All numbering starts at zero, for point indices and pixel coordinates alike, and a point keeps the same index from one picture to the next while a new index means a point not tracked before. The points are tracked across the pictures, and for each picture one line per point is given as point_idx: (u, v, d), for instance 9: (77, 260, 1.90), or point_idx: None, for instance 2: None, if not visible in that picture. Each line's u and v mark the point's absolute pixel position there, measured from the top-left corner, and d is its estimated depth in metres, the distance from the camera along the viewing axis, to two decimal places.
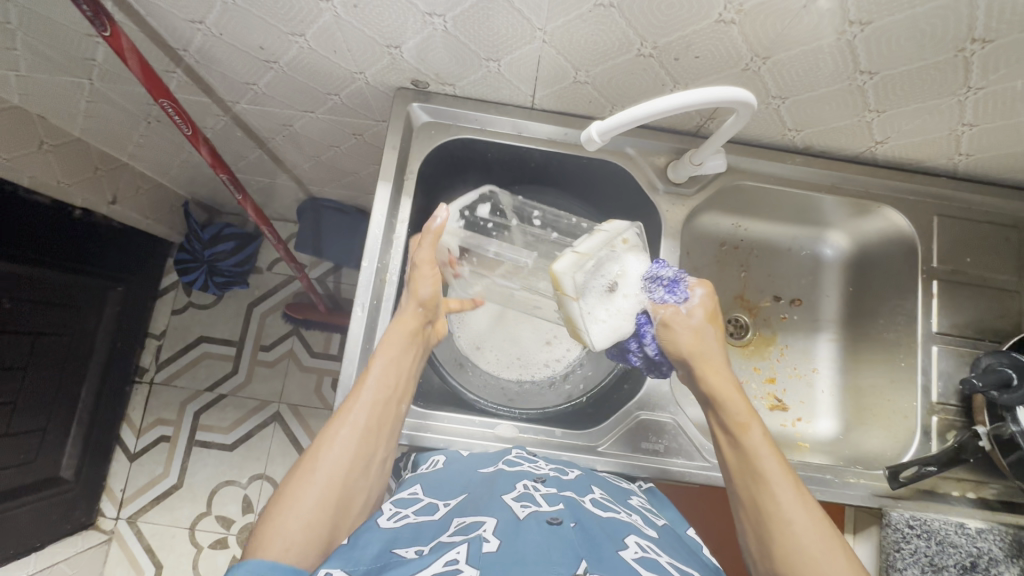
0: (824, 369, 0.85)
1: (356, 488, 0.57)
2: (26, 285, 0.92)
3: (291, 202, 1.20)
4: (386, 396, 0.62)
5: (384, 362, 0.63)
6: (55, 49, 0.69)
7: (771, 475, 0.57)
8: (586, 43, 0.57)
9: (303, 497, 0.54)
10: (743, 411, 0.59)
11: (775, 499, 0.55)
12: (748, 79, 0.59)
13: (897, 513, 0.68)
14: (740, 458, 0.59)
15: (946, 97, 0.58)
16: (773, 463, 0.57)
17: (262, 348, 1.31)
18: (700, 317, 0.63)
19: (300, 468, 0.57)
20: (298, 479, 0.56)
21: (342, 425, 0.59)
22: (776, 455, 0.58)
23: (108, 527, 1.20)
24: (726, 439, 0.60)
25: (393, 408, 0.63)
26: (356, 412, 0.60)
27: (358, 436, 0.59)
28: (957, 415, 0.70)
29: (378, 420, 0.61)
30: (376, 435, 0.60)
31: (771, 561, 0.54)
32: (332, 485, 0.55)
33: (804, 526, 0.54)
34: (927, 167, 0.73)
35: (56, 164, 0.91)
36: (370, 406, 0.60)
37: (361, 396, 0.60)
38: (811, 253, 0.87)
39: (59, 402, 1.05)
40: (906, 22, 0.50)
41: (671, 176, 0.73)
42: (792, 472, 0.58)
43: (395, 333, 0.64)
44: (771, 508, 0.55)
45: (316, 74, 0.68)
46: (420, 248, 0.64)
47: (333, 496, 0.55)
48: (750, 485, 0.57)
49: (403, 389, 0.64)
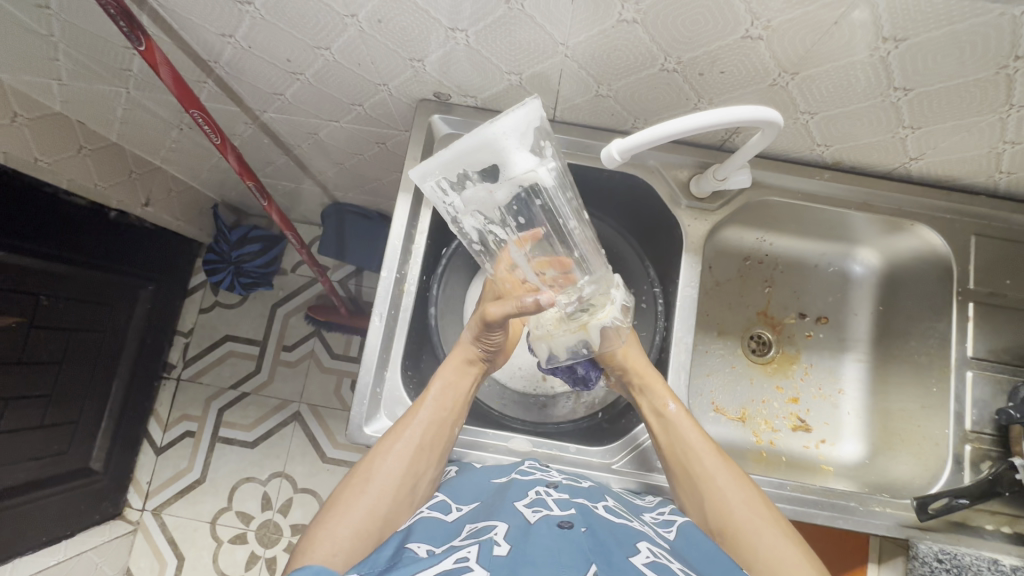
0: (851, 390, 0.83)
1: (405, 504, 0.59)
2: (63, 282, 0.96)
3: (315, 206, 1.22)
4: (443, 416, 0.64)
5: (444, 382, 0.66)
6: (94, 60, 0.72)
7: (697, 448, 0.63)
8: (609, 57, 0.56)
9: (354, 506, 0.57)
10: (664, 392, 0.66)
11: (703, 468, 0.62)
12: (775, 94, 0.58)
13: (925, 545, 0.66)
14: (666, 437, 0.65)
15: (986, 114, 0.56)
16: (698, 439, 0.64)
17: (284, 348, 1.33)
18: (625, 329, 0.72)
19: (354, 477, 0.60)
20: (352, 488, 0.59)
21: (397, 440, 0.61)
22: (700, 431, 0.65)
23: (134, 518, 1.24)
24: (655, 422, 0.66)
25: (449, 431, 0.64)
26: (412, 428, 0.62)
27: (411, 453, 0.61)
28: (991, 445, 0.67)
29: (430, 439, 0.62)
30: (431, 454, 0.62)
31: (709, 524, 0.60)
32: (382, 498, 0.58)
33: (732, 492, 0.60)
34: (965, 185, 0.70)
35: (93, 167, 0.94)
36: (426, 425, 0.62)
37: (420, 412, 0.63)
38: (839, 269, 0.84)
39: (91, 395, 1.09)
40: (944, 39, 0.48)
41: (694, 190, 0.71)
42: (713, 441, 0.64)
43: (456, 358, 0.68)
44: (701, 477, 0.62)
45: (341, 86, 0.69)
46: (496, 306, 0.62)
47: (382, 508, 0.57)
48: (679, 460, 0.63)
49: (458, 411, 0.66)
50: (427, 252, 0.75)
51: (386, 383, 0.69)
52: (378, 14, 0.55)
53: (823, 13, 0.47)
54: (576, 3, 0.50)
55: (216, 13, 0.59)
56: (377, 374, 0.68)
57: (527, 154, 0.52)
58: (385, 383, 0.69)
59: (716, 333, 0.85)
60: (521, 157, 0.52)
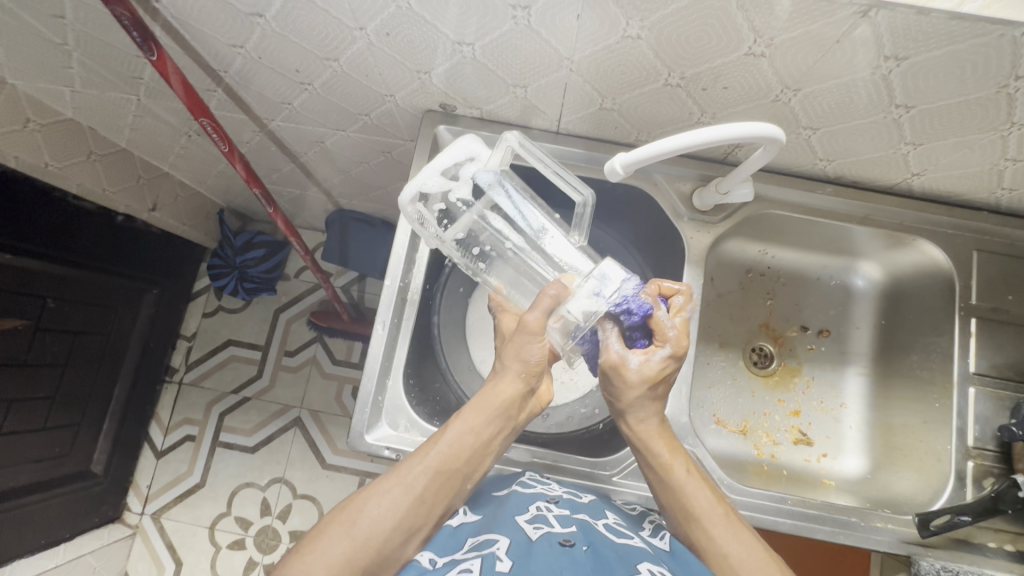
0: (852, 405, 0.83)
1: (389, 558, 0.50)
2: (70, 286, 0.96)
3: (320, 212, 1.23)
4: (453, 466, 0.54)
5: (467, 430, 0.55)
6: (106, 68, 0.73)
7: (699, 509, 0.55)
8: (612, 72, 0.57)
9: (334, 544, 0.48)
10: (667, 450, 0.58)
11: (708, 534, 0.54)
12: (777, 110, 0.59)
13: (926, 562, 0.64)
14: (665, 494, 0.57)
15: (988, 132, 0.56)
16: (701, 496, 0.56)
17: (287, 353, 1.34)
18: (635, 381, 0.56)
19: (343, 510, 0.51)
20: (338, 521, 0.50)
21: (400, 482, 0.52)
22: (702, 483, 0.57)
23: (133, 522, 1.24)
24: (655, 482, 0.59)
25: (457, 485, 0.54)
26: (416, 472, 0.53)
27: (410, 501, 0.51)
28: (994, 462, 0.68)
29: (434, 489, 0.53)
30: (430, 508, 0.53)
31: None
32: (366, 546, 0.49)
33: (741, 557, 0.52)
34: (968, 201, 0.70)
35: (102, 172, 0.95)
36: (432, 472, 0.53)
37: (429, 456, 0.54)
38: (841, 283, 0.84)
39: (93, 398, 1.09)
40: (945, 57, 0.48)
41: (697, 203, 0.72)
42: (720, 496, 0.56)
43: (488, 399, 0.56)
44: (705, 544, 0.53)
45: (348, 96, 0.70)
46: (531, 309, 0.56)
47: (362, 560, 0.48)
48: (683, 527, 0.56)
49: (474, 463, 0.55)
50: (432, 261, 0.76)
51: (388, 391, 0.69)
52: (385, 27, 0.56)
53: (826, 30, 0.47)
54: (582, 19, 0.50)
55: (228, 25, 0.60)
56: (379, 383, 0.68)
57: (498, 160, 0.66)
58: (387, 392, 0.69)
59: (718, 345, 0.84)
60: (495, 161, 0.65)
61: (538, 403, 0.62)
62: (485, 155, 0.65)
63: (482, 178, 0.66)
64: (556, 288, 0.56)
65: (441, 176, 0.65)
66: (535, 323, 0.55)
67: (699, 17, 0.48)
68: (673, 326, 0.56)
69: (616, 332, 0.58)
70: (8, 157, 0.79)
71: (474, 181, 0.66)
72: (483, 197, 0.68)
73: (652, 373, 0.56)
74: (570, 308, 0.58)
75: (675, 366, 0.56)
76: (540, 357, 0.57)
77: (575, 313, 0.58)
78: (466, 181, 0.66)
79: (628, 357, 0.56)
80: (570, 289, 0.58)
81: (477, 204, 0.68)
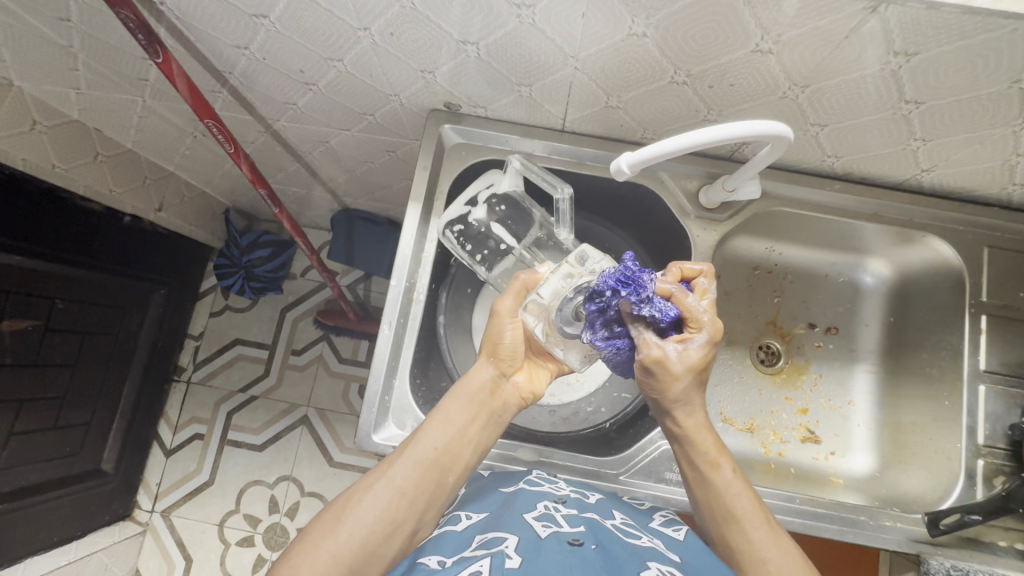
0: (861, 402, 0.82)
1: (376, 557, 0.51)
2: (79, 287, 0.97)
3: (325, 212, 1.23)
4: (432, 457, 0.54)
5: (442, 419, 0.56)
6: (111, 69, 0.73)
7: (743, 511, 0.55)
8: (619, 70, 0.57)
9: (319, 544, 0.50)
10: (714, 448, 0.57)
11: (748, 537, 0.54)
12: (786, 106, 0.58)
13: (936, 561, 0.64)
14: (705, 491, 0.57)
15: (999, 128, 0.55)
16: (744, 498, 0.56)
17: (294, 352, 1.34)
18: (680, 371, 0.54)
19: (330, 512, 0.53)
20: (325, 523, 0.52)
21: (381, 476, 0.54)
22: (745, 487, 0.57)
23: (143, 520, 1.25)
24: (697, 476, 0.58)
25: (439, 476, 0.54)
26: (396, 466, 0.54)
27: (392, 495, 0.52)
28: (1004, 460, 0.67)
29: (416, 481, 0.53)
30: (413, 500, 0.53)
31: None
32: (350, 543, 0.50)
33: (779, 563, 0.53)
34: (978, 197, 0.69)
35: (108, 173, 0.96)
36: (411, 464, 0.54)
37: (407, 449, 0.55)
38: (850, 279, 0.84)
39: (103, 397, 1.10)
40: (957, 52, 0.48)
41: (703, 201, 0.72)
42: (760, 501, 0.57)
43: (461, 388, 0.58)
44: (744, 547, 0.54)
45: (352, 96, 0.70)
46: (501, 296, 0.61)
47: (347, 557, 0.49)
48: (722, 526, 0.56)
49: (454, 453, 0.55)
50: (438, 261, 0.76)
51: (395, 391, 0.69)
52: (390, 27, 0.56)
53: (835, 26, 0.47)
54: (587, 17, 0.50)
55: (232, 27, 0.60)
56: (386, 382, 0.69)
57: (512, 180, 0.72)
58: (393, 392, 0.69)
59: (724, 342, 0.84)
60: (510, 181, 0.72)
61: (520, 394, 0.61)
62: (500, 180, 0.73)
63: (494, 199, 0.73)
64: (525, 275, 0.62)
65: (463, 203, 0.72)
66: (505, 306, 0.60)
67: (705, 13, 0.48)
68: (704, 310, 0.54)
69: (648, 327, 0.55)
70: (16, 160, 0.80)
71: (490, 203, 0.73)
72: (500, 216, 0.74)
73: (700, 360, 0.54)
74: (542, 291, 0.61)
75: (713, 350, 0.54)
76: (512, 340, 0.60)
77: (547, 295, 0.61)
78: (484, 204, 0.73)
79: (669, 347, 0.53)
80: (540, 276, 0.62)
81: (495, 225, 0.74)
